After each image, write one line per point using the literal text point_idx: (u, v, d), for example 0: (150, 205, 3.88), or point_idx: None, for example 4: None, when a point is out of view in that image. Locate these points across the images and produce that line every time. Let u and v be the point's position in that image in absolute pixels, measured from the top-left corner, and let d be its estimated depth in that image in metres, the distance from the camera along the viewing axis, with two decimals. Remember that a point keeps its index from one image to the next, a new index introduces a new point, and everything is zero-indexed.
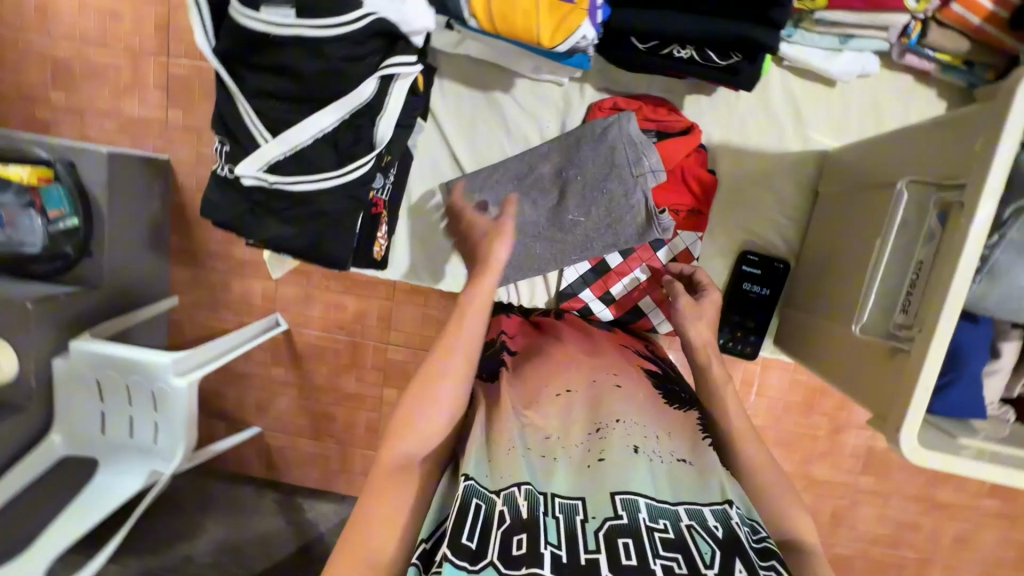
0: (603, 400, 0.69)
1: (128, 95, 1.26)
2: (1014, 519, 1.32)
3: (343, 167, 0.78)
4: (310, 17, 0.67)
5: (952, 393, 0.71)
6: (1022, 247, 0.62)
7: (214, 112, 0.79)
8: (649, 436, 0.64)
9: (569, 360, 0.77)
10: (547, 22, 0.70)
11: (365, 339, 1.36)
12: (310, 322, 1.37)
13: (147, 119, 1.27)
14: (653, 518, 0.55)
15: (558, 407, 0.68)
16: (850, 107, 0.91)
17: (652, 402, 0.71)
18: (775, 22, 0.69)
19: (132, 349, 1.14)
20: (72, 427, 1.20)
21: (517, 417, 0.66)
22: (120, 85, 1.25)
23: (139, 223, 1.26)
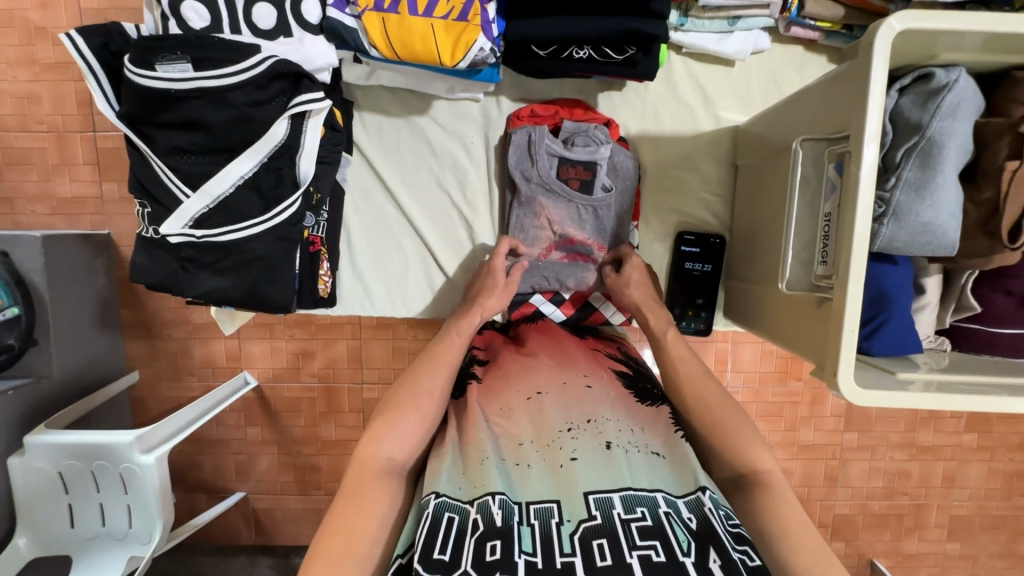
0: (577, 401, 0.70)
1: (58, 176, 1.23)
2: (992, 448, 1.37)
3: (267, 213, 0.78)
4: (210, 68, 0.68)
5: (887, 333, 0.74)
6: (919, 185, 0.66)
7: (130, 175, 0.78)
8: (622, 428, 0.66)
9: (535, 364, 0.78)
10: (445, 42, 0.72)
11: (339, 382, 1.34)
12: (280, 375, 1.34)
13: (81, 196, 1.24)
14: (627, 509, 0.56)
15: (529, 411, 0.69)
16: (752, 82, 0.95)
17: (623, 400, 0.72)
18: (657, 12, 0.73)
19: (88, 434, 1.09)
20: (37, 527, 1.14)
21: (489, 428, 0.67)
22: (48, 167, 1.23)
23: (83, 302, 1.22)
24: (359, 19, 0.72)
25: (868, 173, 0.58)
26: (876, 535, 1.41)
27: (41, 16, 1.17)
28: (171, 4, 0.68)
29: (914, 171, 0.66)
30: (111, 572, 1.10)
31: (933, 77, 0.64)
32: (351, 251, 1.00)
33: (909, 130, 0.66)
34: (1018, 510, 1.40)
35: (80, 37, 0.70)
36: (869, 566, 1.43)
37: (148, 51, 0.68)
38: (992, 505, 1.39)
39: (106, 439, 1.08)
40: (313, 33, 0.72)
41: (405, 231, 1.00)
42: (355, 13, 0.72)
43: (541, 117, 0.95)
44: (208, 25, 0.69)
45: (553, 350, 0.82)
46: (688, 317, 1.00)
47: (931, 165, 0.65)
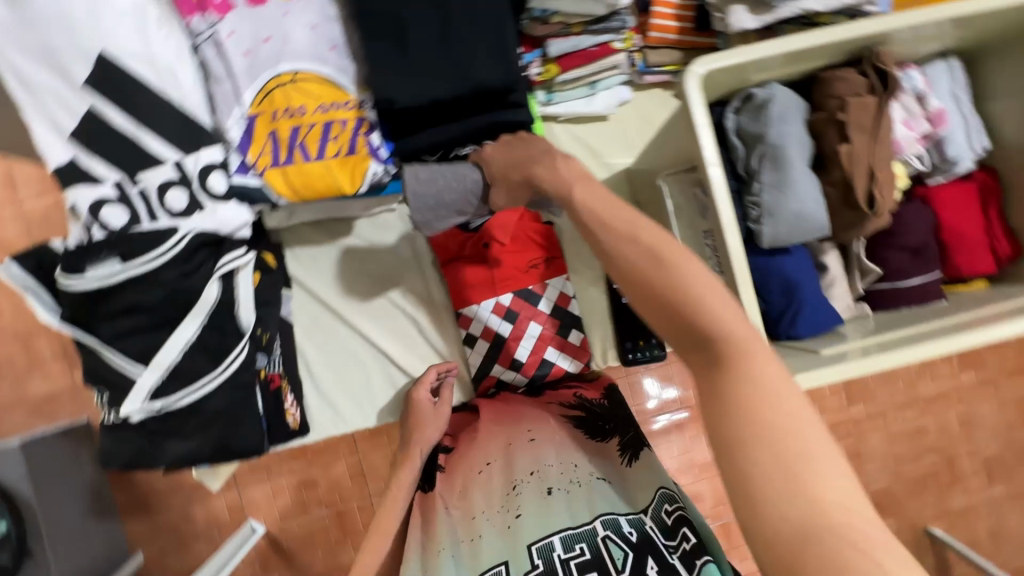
0: (521, 457, 0.78)
1: (31, 377, 1.27)
2: (992, 380, 1.42)
3: (220, 365, 0.83)
4: (136, 257, 0.75)
5: (806, 315, 0.80)
6: (778, 184, 0.74)
7: (84, 369, 0.82)
8: (563, 470, 0.74)
9: (481, 438, 0.87)
10: (343, 176, 0.82)
11: (348, 503, 1.33)
12: (289, 512, 1.33)
13: (57, 391, 1.27)
14: (568, 548, 0.64)
15: (481, 483, 0.78)
16: (628, 129, 1.06)
17: (568, 441, 0.80)
18: (517, 102, 0.83)
19: None
20: None
21: (447, 513, 0.78)
22: (20, 372, 1.27)
23: (75, 496, 1.20)
24: (262, 178, 0.81)
25: (721, 192, 0.66)
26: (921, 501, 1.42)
27: None
28: (91, 213, 0.75)
29: (771, 173, 0.74)
30: None
31: (754, 95, 0.75)
32: (315, 378, 1.04)
33: (754, 141, 0.75)
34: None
35: (15, 264, 0.77)
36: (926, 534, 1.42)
37: (76, 259, 0.74)
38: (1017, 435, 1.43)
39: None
40: (223, 200, 0.79)
41: (357, 342, 1.05)
42: (257, 173, 0.80)
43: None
44: (128, 219, 0.76)
45: (501, 416, 0.90)
46: (641, 349, 1.03)
47: (781, 165, 0.74)
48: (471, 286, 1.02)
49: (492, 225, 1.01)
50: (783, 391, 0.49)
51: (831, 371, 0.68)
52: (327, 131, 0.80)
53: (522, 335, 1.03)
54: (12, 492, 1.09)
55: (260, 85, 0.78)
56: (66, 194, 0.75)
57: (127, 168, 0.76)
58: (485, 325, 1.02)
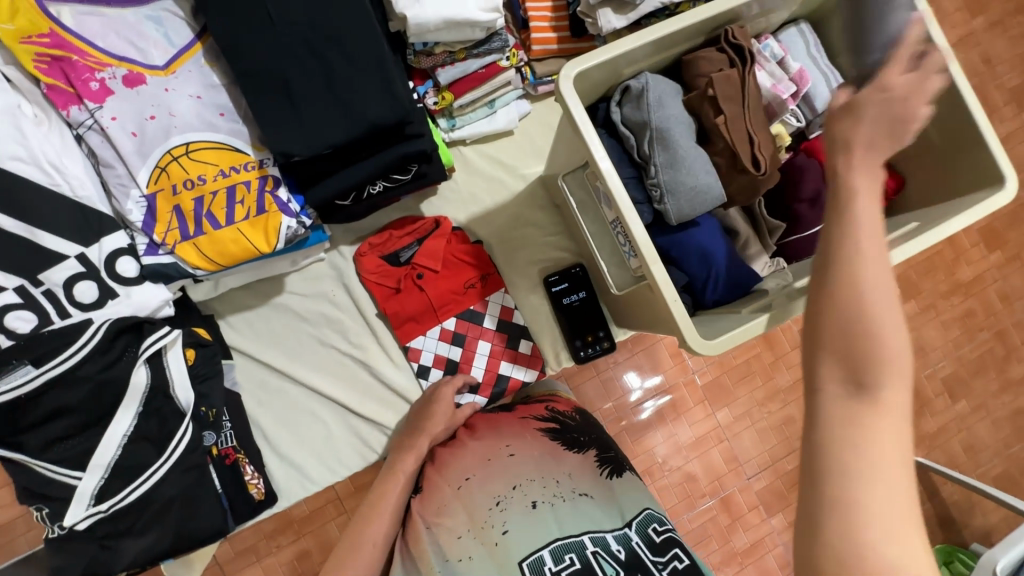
0: (501, 472, 0.75)
1: None
2: (932, 304, 1.48)
3: (165, 452, 0.80)
4: (52, 358, 0.72)
5: (725, 279, 0.84)
6: (669, 163, 0.79)
7: (16, 487, 0.77)
8: (546, 485, 0.74)
9: (460, 450, 0.81)
10: (257, 236, 0.82)
11: None
12: None
13: None
14: (557, 560, 0.67)
15: (461, 501, 0.74)
16: (534, 139, 1.10)
17: (546, 452, 0.77)
18: (415, 134, 0.86)
19: None
20: None
21: (428, 530, 0.73)
22: None
23: None
24: (174, 253, 0.79)
25: (612, 181, 0.70)
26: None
27: None
28: None
29: (662, 154, 0.79)
30: None
31: (631, 87, 0.80)
32: (272, 444, 1.01)
33: (640, 129, 0.80)
34: (987, 344, 1.50)
35: None
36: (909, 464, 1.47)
37: None
38: (965, 351, 1.48)
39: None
40: (136, 283, 0.78)
41: (310, 397, 1.03)
42: (168, 250, 0.79)
43: (379, 244, 1.04)
44: (36, 322, 0.74)
45: (479, 428, 0.85)
46: (590, 344, 1.07)
47: (668, 145, 0.78)
48: (413, 318, 1.03)
49: (422, 256, 1.02)
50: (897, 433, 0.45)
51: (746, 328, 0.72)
52: (233, 195, 0.80)
53: (473, 355, 1.04)
54: None
55: (153, 163, 0.77)
56: None
57: (27, 270, 0.73)
58: (434, 353, 1.04)
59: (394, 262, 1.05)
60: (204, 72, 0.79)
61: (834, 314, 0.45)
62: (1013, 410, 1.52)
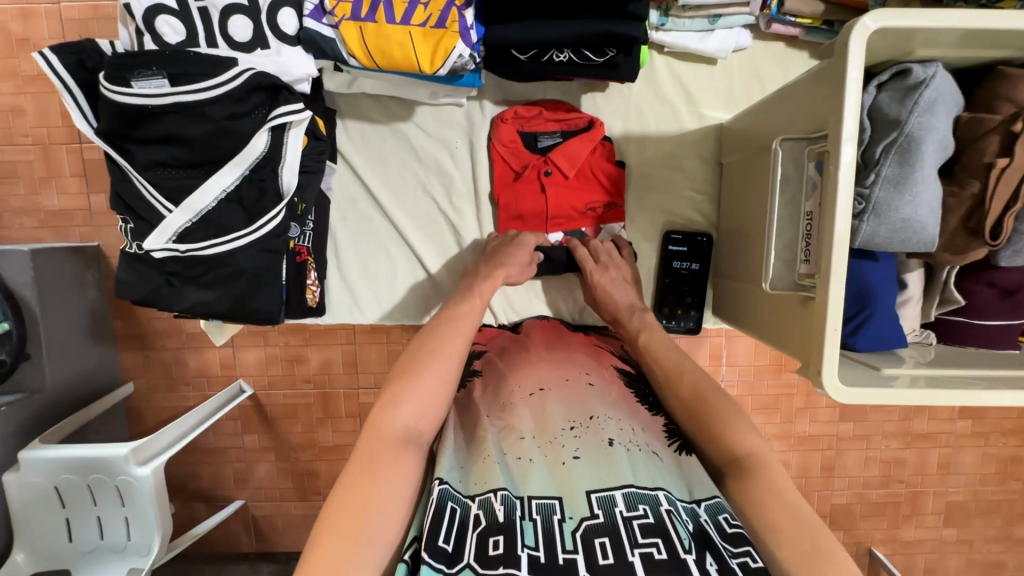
0: (579, 399, 0.72)
1: (47, 187, 1.20)
2: (988, 436, 1.36)
3: (252, 225, 0.78)
4: (186, 82, 0.68)
5: (870, 329, 0.74)
6: (899, 181, 0.66)
7: (112, 193, 0.78)
8: (624, 427, 0.68)
9: (532, 362, 0.81)
10: (424, 49, 0.72)
11: (335, 388, 1.32)
12: (278, 382, 1.33)
13: (70, 208, 1.21)
14: (630, 506, 0.58)
15: (532, 408, 0.71)
16: (734, 81, 0.95)
17: (625, 400, 0.73)
18: (635, 15, 0.72)
19: (86, 446, 1.07)
20: (35, 542, 1.12)
21: (491, 422, 0.69)
22: (35, 179, 1.19)
23: (75, 314, 1.19)
24: (336, 29, 0.72)
25: (839, 169, 0.59)
26: (874, 524, 1.39)
27: (22, 27, 1.12)
28: (145, 19, 0.68)
29: (894, 167, 0.66)
30: None
31: (910, 73, 0.65)
32: (340, 260, 1.00)
33: (887, 126, 0.66)
34: (1012, 494, 1.39)
35: (54, 56, 0.70)
36: (868, 554, 1.41)
37: (123, 67, 0.68)
38: (987, 490, 1.37)
39: (101, 452, 1.06)
40: (291, 44, 0.72)
41: (391, 236, 1.00)
42: (332, 23, 0.71)
43: (524, 117, 0.95)
44: (184, 39, 0.69)
45: (552, 345, 0.87)
46: (677, 317, 1.00)
47: (910, 160, 0.65)
48: (523, 217, 0.97)
49: (559, 153, 0.93)
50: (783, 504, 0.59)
51: (897, 394, 0.63)
52: None
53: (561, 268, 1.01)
54: (15, 293, 1.07)
55: None
56: None
57: None
58: None
59: (530, 145, 0.96)
60: None
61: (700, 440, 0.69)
62: (995, 562, 1.43)
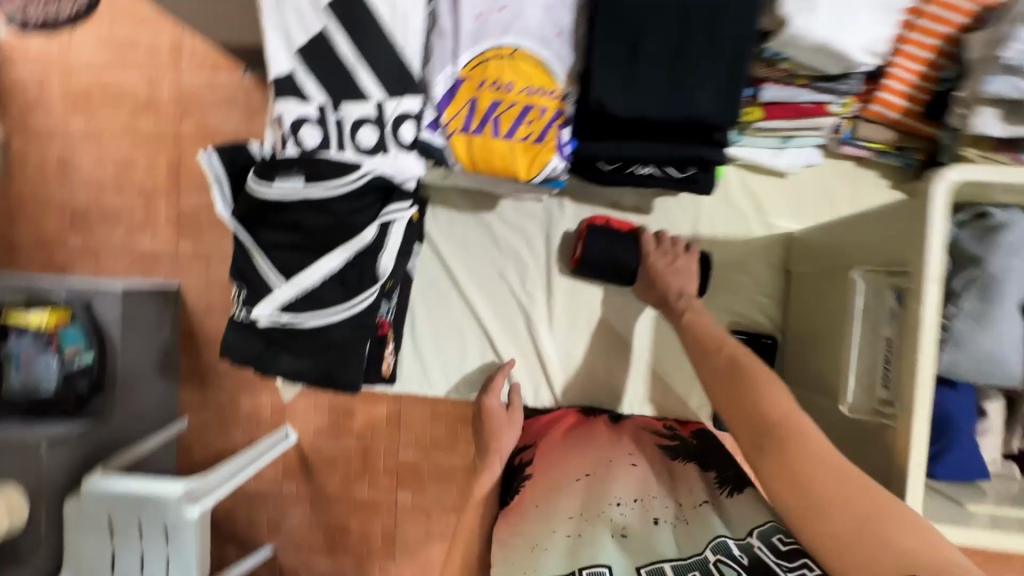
0: (624, 477, 0.71)
1: (142, 231, 1.32)
2: None
3: (349, 301, 0.85)
4: (318, 181, 0.78)
5: (949, 459, 0.73)
6: (981, 316, 0.67)
7: (232, 265, 0.87)
8: (668, 505, 0.67)
9: (570, 445, 0.79)
10: (523, 160, 0.81)
11: (376, 442, 1.35)
12: (322, 432, 1.36)
13: (158, 251, 1.32)
14: None
15: (577, 491, 0.70)
16: (803, 193, 1.01)
17: (669, 476, 0.74)
18: (720, 142, 0.78)
19: (144, 480, 1.09)
20: (82, 566, 1.12)
21: (537, 514, 0.67)
22: (133, 223, 1.32)
23: (151, 350, 1.28)
24: (447, 139, 0.81)
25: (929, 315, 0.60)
26: None
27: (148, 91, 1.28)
28: (291, 127, 0.78)
29: (974, 304, 0.68)
30: None
31: (990, 216, 0.69)
32: (416, 334, 1.06)
33: (967, 262, 0.69)
34: None
35: (216, 154, 0.82)
36: None
37: (268, 167, 0.78)
38: None
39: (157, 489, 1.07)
40: (407, 150, 0.80)
41: (465, 316, 1.06)
42: (444, 133, 0.81)
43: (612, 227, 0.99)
44: (320, 143, 0.78)
45: (589, 429, 0.86)
46: None
47: (991, 298, 0.67)
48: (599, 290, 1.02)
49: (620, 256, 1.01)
50: (826, 477, 0.56)
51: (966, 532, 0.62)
52: (524, 114, 0.79)
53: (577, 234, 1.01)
54: (105, 331, 1.18)
55: (480, 51, 0.78)
56: (275, 103, 0.78)
57: (334, 93, 0.77)
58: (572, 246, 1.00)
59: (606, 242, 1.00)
60: None
61: (742, 396, 0.69)
62: None
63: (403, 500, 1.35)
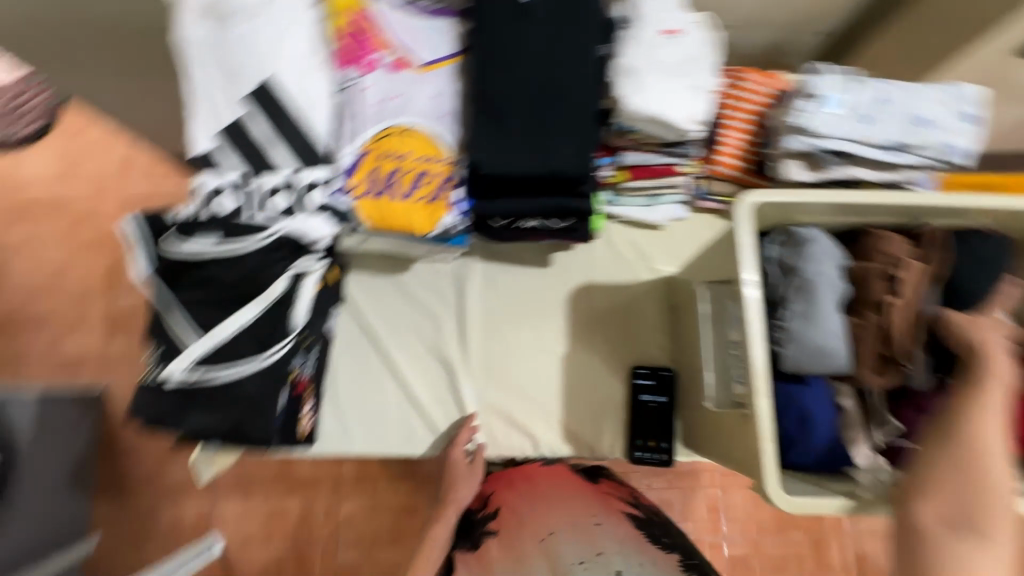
0: (587, 538, 0.86)
1: (71, 334, 1.63)
2: None
3: (261, 353, 0.90)
4: (234, 238, 0.87)
5: (810, 447, 0.81)
6: (808, 315, 0.79)
7: (149, 326, 0.92)
8: (631, 561, 0.80)
9: (541, 510, 0.94)
10: (422, 217, 0.94)
11: (310, 547, 1.58)
12: (260, 538, 1.58)
13: (88, 354, 1.63)
14: None
15: (542, 551, 0.86)
16: (678, 239, 1.16)
17: (631, 538, 0.87)
18: (585, 193, 0.95)
19: None
20: None
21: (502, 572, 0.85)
22: (66, 326, 1.63)
23: (66, 455, 1.51)
24: (353, 202, 0.93)
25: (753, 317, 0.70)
26: None
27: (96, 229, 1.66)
28: (209, 195, 0.88)
29: (800, 304, 0.80)
30: None
31: (797, 233, 0.83)
32: (336, 394, 1.09)
33: (790, 273, 0.82)
34: None
35: (137, 218, 0.90)
36: None
37: (187, 227, 0.88)
38: None
39: None
40: (314, 212, 0.90)
41: (384, 371, 1.10)
42: (352, 198, 0.93)
43: None
44: (235, 207, 0.88)
45: (556, 494, 0.99)
46: (650, 449, 1.04)
47: (812, 298, 0.79)
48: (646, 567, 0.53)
49: None
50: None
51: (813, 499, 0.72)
52: (420, 178, 0.94)
53: None
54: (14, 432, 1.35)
55: (380, 129, 0.94)
56: (197, 176, 0.89)
57: (252, 167, 0.90)
58: None
59: None
60: (447, 79, 0.97)
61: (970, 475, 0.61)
62: None
63: None
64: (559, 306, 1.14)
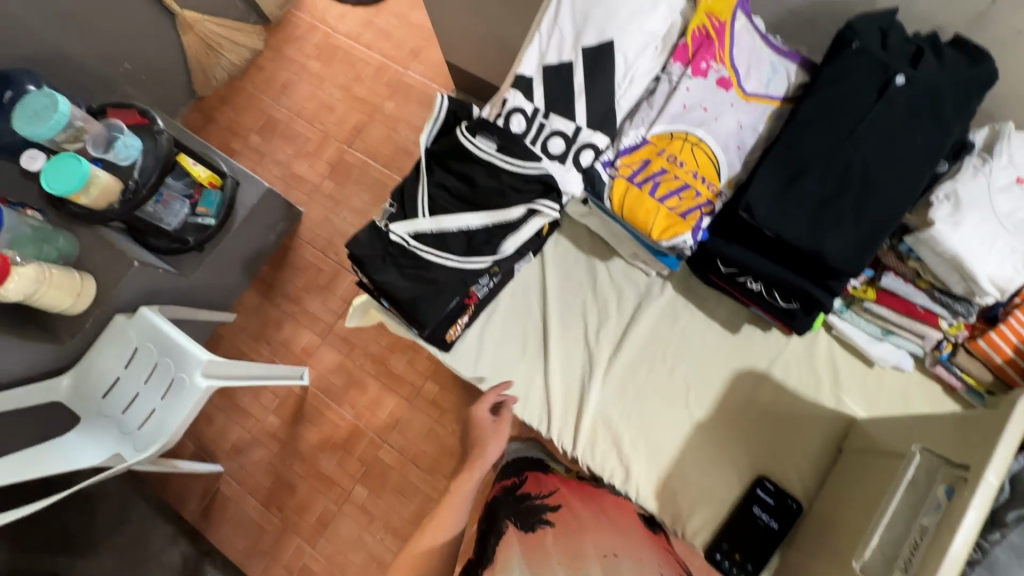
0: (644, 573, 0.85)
1: (304, 157, 1.91)
2: None
3: (466, 256, 1.00)
4: (507, 155, 0.97)
5: None
6: (1021, 553, 0.67)
7: (398, 185, 1.04)
8: None
9: (600, 525, 0.94)
10: (661, 223, 0.93)
11: (365, 429, 1.68)
12: (336, 396, 1.71)
13: (304, 177, 1.89)
14: None
15: (603, 564, 0.85)
16: (883, 386, 1.03)
17: None
18: (832, 289, 0.88)
19: (182, 334, 1.27)
20: (83, 376, 1.32)
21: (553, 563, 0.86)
22: (305, 149, 1.92)
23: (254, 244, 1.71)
24: (613, 177, 0.96)
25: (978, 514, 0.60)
26: None
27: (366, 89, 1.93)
28: (509, 111, 0.98)
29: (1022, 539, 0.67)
30: (97, 457, 1.19)
31: None
32: (487, 323, 1.14)
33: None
34: None
35: (446, 100, 1.04)
36: None
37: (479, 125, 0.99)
38: None
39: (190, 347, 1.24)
40: (580, 169, 0.97)
41: (536, 330, 1.14)
42: (613, 174, 0.96)
43: None
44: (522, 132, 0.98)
45: (619, 519, 0.98)
46: (732, 560, 0.98)
47: None
48: None
49: None
50: None
51: None
52: (682, 190, 0.93)
53: None
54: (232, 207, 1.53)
55: (673, 129, 0.96)
56: (509, 91, 1.00)
57: (553, 108, 0.99)
58: None
59: None
60: (761, 116, 0.95)
61: None
62: None
63: (355, 491, 1.64)
64: (722, 374, 1.08)
